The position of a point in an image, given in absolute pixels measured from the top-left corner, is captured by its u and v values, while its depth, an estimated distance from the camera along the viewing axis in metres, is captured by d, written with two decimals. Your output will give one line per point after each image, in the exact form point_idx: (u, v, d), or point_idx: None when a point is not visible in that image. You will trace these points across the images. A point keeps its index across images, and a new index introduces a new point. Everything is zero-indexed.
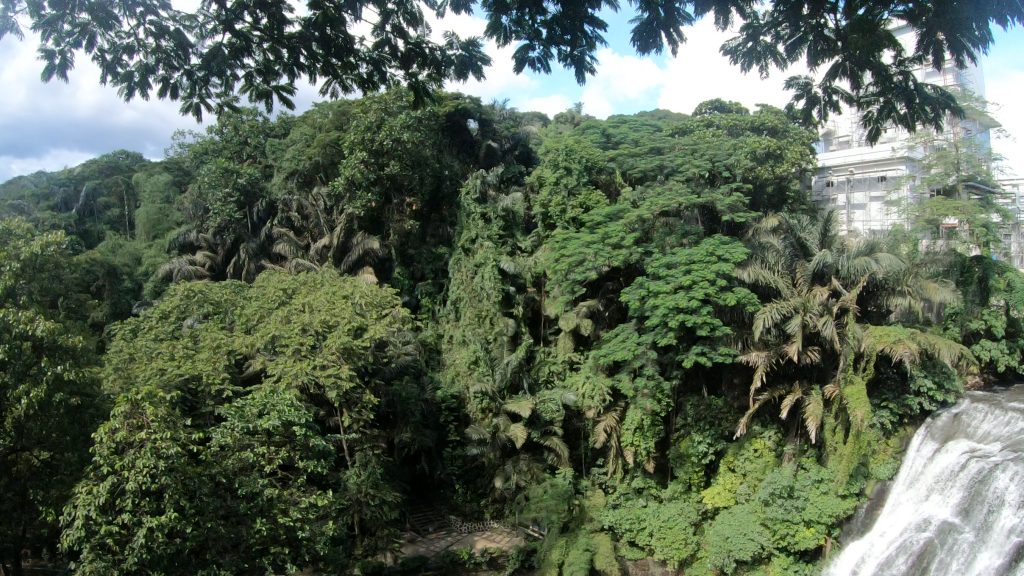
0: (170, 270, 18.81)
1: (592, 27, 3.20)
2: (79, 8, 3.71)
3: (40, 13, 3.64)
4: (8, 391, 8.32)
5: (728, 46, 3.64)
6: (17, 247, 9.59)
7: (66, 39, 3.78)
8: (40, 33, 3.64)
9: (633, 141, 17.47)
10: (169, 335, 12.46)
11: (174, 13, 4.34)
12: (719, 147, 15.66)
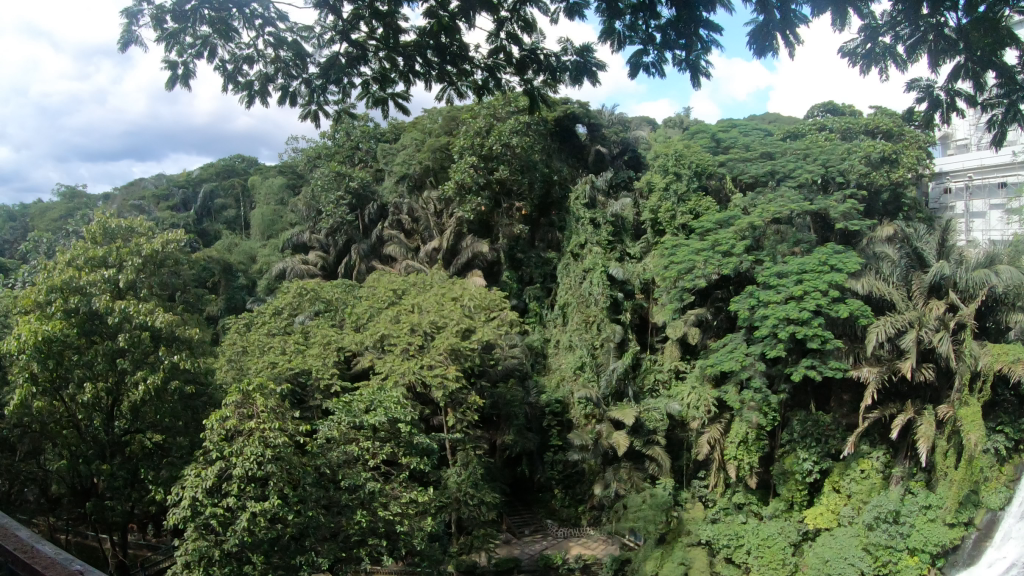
0: (284, 270, 19.62)
1: (708, 31, 3.19)
2: (201, 22, 3.88)
3: (165, 27, 3.88)
4: (128, 377, 8.94)
5: (844, 48, 3.52)
6: (140, 244, 10.16)
7: (190, 51, 4.02)
8: (165, 45, 3.88)
9: (744, 147, 17.25)
10: (281, 331, 12.95)
11: (292, 23, 4.52)
12: (832, 152, 15.32)
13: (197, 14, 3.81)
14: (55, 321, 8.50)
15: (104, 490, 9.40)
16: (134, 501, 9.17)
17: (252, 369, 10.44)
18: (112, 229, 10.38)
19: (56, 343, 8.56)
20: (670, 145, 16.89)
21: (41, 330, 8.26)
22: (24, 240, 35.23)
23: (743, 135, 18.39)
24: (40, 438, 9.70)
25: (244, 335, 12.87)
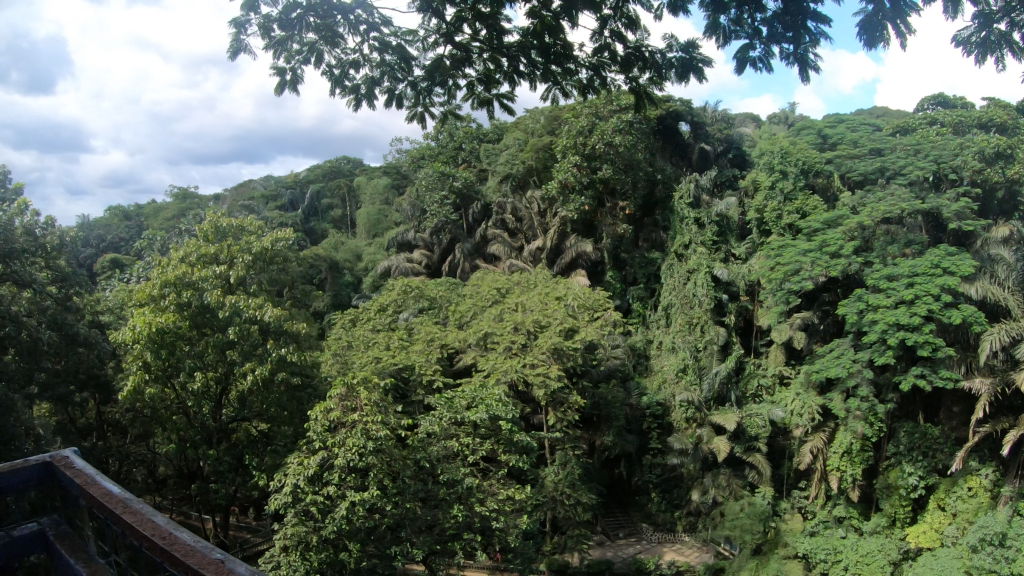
0: (390, 267, 20.14)
1: (816, 23, 3.00)
2: (307, 30, 4.06)
3: (273, 35, 4.07)
4: (237, 368, 9.35)
5: (957, 37, 3.38)
6: (251, 242, 10.58)
7: (297, 56, 4.19)
8: (273, 53, 4.07)
9: (851, 142, 16.78)
10: (386, 326, 13.30)
11: (395, 29, 4.65)
12: (946, 147, 14.49)
13: (303, 21, 3.97)
14: (168, 314, 8.97)
15: (209, 474, 9.77)
16: (239, 485, 9.49)
17: (357, 363, 10.75)
18: (224, 228, 10.87)
19: (168, 334, 9.01)
20: (776, 142, 16.59)
21: (155, 322, 8.72)
22: (138, 239, 37.02)
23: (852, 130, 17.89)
24: (152, 423, 10.18)
25: (349, 330, 13.31)
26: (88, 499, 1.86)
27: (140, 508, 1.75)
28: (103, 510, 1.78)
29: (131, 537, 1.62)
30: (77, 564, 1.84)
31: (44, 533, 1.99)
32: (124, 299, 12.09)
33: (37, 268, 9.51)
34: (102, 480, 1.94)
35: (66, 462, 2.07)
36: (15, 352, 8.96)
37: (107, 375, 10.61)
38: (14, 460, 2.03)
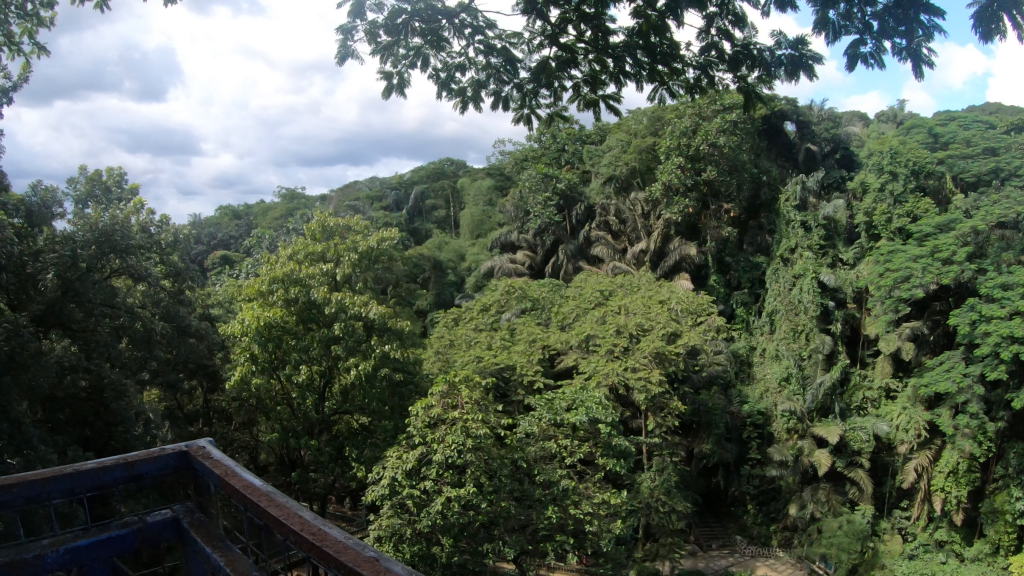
0: (493, 266, 20.45)
1: (929, 15, 2.87)
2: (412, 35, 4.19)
3: (379, 41, 4.23)
4: (342, 363, 9.56)
5: None
6: (357, 241, 10.87)
7: (403, 61, 4.33)
8: (379, 58, 4.23)
9: (963, 141, 16.39)
10: (488, 326, 13.46)
11: (500, 32, 4.76)
12: None
13: (407, 26, 4.09)
14: (276, 309, 9.39)
15: (310, 463, 10.05)
16: (336, 475, 9.71)
17: (459, 362, 10.93)
18: (330, 228, 11.24)
19: (275, 328, 9.43)
20: (884, 141, 16.02)
21: (263, 317, 9.16)
22: (249, 236, 38.44)
23: (964, 128, 17.46)
24: (256, 412, 10.53)
25: (451, 329, 13.52)
26: (226, 489, 1.93)
27: (285, 501, 1.75)
28: (246, 502, 1.79)
29: (279, 530, 1.61)
30: (216, 553, 1.86)
31: (179, 518, 2.11)
32: (234, 293, 12.55)
33: (151, 262, 9.98)
34: (241, 472, 2.01)
35: (203, 451, 2.17)
36: (130, 343, 9.36)
37: (215, 365, 11.07)
38: (154, 449, 2.16)
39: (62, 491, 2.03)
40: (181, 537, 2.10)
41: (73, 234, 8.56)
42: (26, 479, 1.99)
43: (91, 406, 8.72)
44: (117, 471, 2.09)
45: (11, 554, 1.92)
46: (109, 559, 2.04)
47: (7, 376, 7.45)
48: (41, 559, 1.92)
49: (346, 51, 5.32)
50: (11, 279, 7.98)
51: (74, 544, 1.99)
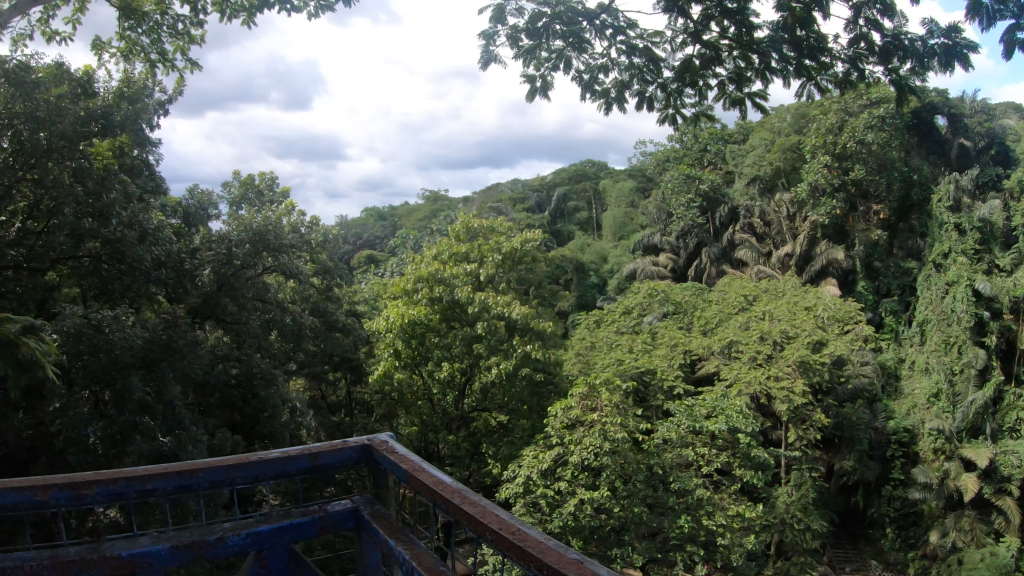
0: (635, 270, 21.35)
1: None
2: (556, 39, 4.22)
3: (522, 46, 4.28)
4: (484, 361, 9.72)
5: None
6: (502, 242, 10.97)
7: (547, 64, 4.35)
8: (523, 61, 4.28)
9: None
10: (629, 329, 13.52)
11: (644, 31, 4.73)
12: None
13: (548, 29, 4.13)
14: (421, 307, 9.87)
15: (446, 457, 10.25)
16: (473, 470, 9.92)
17: (600, 364, 10.93)
18: (475, 229, 11.43)
19: (419, 325, 9.89)
20: None
21: (407, 314, 9.68)
22: (392, 236, 40.05)
23: None
24: (397, 406, 10.63)
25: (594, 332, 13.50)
26: (412, 482, 1.88)
27: (477, 498, 1.69)
28: (438, 498, 1.73)
29: (475, 528, 1.57)
30: (400, 545, 1.83)
31: (359, 508, 2.06)
32: (379, 291, 13.06)
33: (303, 261, 10.50)
34: (426, 465, 1.95)
35: (387, 444, 2.13)
36: (280, 334, 10.09)
37: (358, 360, 11.54)
38: (336, 439, 2.12)
39: (248, 477, 2.00)
40: (359, 528, 2.07)
41: (229, 233, 9.29)
42: (212, 463, 1.96)
43: (241, 392, 9.45)
44: (301, 459, 2.05)
45: (195, 534, 1.93)
46: (287, 545, 2.02)
47: (163, 362, 8.28)
48: (223, 542, 1.91)
49: (490, 56, 5.46)
50: (170, 274, 8.79)
51: (257, 528, 1.98)
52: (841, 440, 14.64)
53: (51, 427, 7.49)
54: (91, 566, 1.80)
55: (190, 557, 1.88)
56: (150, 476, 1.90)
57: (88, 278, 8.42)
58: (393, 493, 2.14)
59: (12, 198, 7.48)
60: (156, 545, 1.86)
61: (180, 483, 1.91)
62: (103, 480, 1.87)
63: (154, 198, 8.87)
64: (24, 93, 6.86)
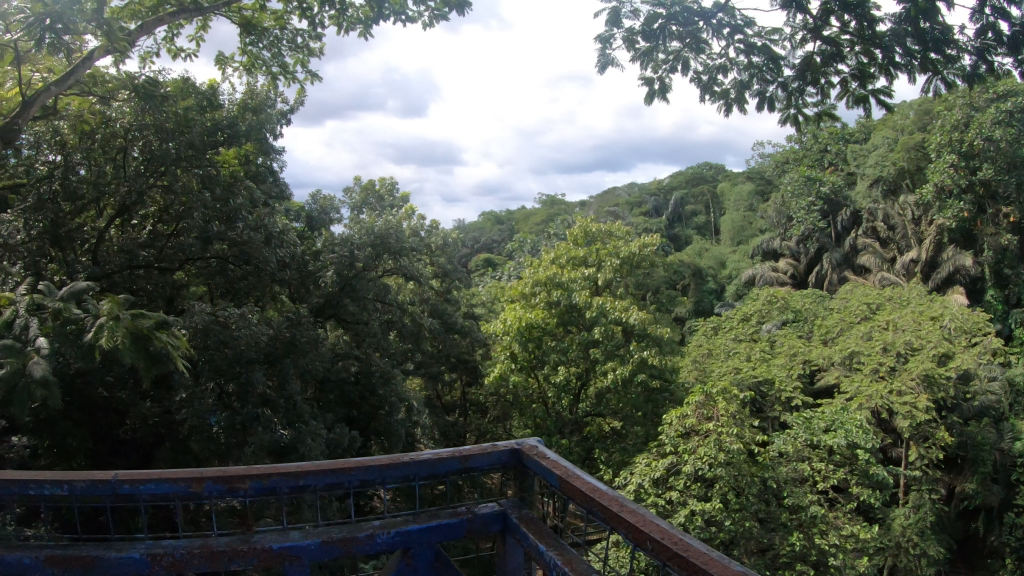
0: (753, 275, 23.01)
1: None
2: (671, 39, 4.10)
3: (638, 47, 4.17)
4: (599, 366, 9.61)
5: None
6: (619, 247, 10.87)
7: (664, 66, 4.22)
8: (639, 63, 4.18)
9: None
10: (748, 337, 13.31)
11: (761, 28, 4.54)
12: None
13: (664, 30, 4.04)
14: (538, 311, 9.93)
15: None
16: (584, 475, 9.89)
17: (716, 371, 10.69)
18: (592, 233, 11.30)
19: (536, 328, 10.00)
20: None
21: (523, 317, 9.82)
22: (509, 241, 41.08)
23: None
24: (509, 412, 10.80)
25: (712, 336, 13.77)
26: (567, 489, 2.03)
27: (635, 507, 1.81)
28: (594, 506, 1.87)
29: (633, 536, 1.69)
30: (551, 550, 1.96)
31: (505, 512, 2.23)
32: (497, 293, 13.43)
33: (422, 263, 10.81)
34: (580, 474, 2.09)
35: (534, 452, 2.30)
36: (398, 334, 10.43)
37: (474, 361, 11.89)
38: (485, 444, 2.30)
39: (397, 476, 2.19)
40: (505, 530, 2.21)
41: (351, 237, 9.71)
42: (364, 463, 2.16)
43: (360, 389, 10.04)
44: (451, 462, 2.22)
45: (346, 530, 2.10)
46: (433, 544, 2.17)
47: (286, 358, 8.98)
48: (372, 539, 2.08)
49: (605, 60, 5.39)
50: (294, 275, 9.31)
51: (405, 528, 2.14)
52: (965, 461, 13.75)
53: (177, 416, 7.95)
54: (242, 556, 1.98)
55: (340, 551, 2.04)
56: (303, 473, 2.10)
57: (216, 277, 9.01)
58: (535, 499, 2.29)
59: (143, 204, 8.19)
60: (306, 540, 2.03)
61: (331, 480, 2.12)
62: (258, 475, 2.08)
63: (276, 202, 9.46)
64: (153, 108, 7.44)
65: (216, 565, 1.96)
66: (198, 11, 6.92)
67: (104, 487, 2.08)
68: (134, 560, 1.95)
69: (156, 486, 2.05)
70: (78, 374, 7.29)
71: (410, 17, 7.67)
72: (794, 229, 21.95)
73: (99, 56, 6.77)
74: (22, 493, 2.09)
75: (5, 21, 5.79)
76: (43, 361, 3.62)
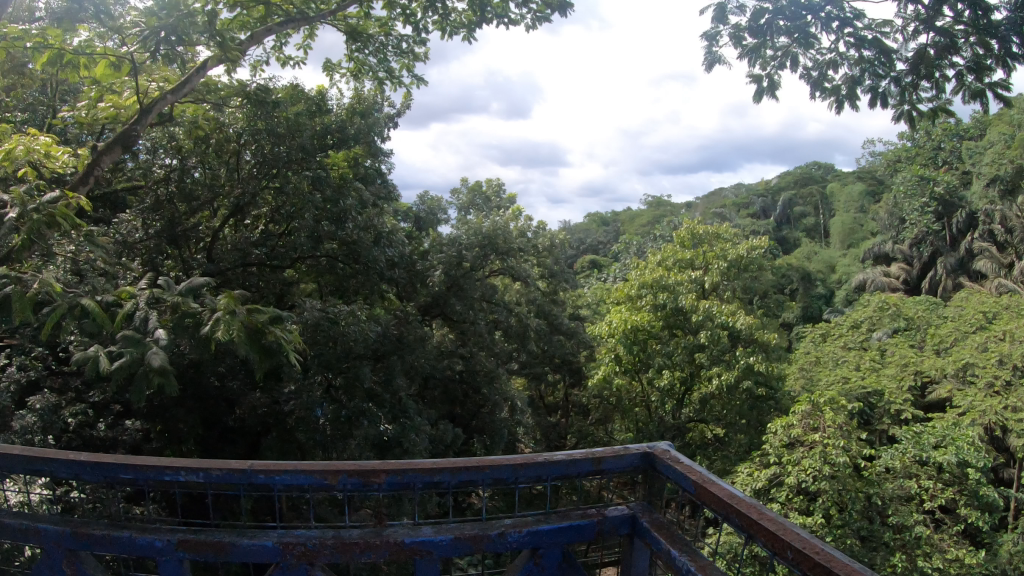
0: (864, 279, 26.23)
1: None
2: (779, 34, 3.93)
3: (744, 44, 4.00)
4: (704, 370, 9.96)
5: None
6: (728, 250, 11.46)
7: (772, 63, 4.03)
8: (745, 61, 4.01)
9: None
10: (857, 348, 12.99)
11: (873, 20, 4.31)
12: None
13: (772, 26, 3.88)
14: (644, 313, 10.33)
15: None
16: None
17: (824, 381, 10.50)
18: (700, 235, 12.02)
19: (640, 331, 10.40)
20: None
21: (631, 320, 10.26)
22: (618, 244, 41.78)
23: None
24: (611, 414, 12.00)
25: (820, 346, 14.58)
26: (703, 495, 2.17)
27: (773, 516, 1.96)
28: (731, 512, 2.02)
29: (773, 545, 1.84)
30: (684, 554, 2.11)
31: (635, 515, 2.38)
32: (602, 295, 13.69)
33: (530, 264, 10.78)
34: (714, 481, 2.23)
35: (665, 456, 2.43)
36: (504, 334, 10.53)
37: (577, 363, 12.14)
38: (617, 448, 2.43)
39: (529, 478, 2.32)
40: (634, 533, 2.38)
41: (459, 237, 9.71)
42: (499, 462, 2.28)
43: (464, 387, 10.33)
44: (585, 464, 2.36)
45: (478, 529, 2.25)
46: (562, 545, 2.31)
47: (393, 354, 9.13)
48: (503, 538, 2.23)
49: (713, 57, 5.23)
50: (403, 275, 9.59)
51: (536, 528, 2.28)
52: None
53: (285, 406, 8.31)
54: (374, 549, 2.15)
55: (470, 548, 2.20)
56: (440, 470, 2.22)
57: (326, 275, 9.41)
58: (661, 503, 2.46)
59: (257, 204, 8.59)
60: (438, 536, 2.19)
61: (466, 478, 2.25)
62: (393, 471, 2.20)
63: (386, 204, 9.82)
64: (265, 113, 7.89)
65: (348, 555, 2.15)
66: (305, 20, 7.41)
67: (239, 477, 2.20)
68: (267, 547, 2.14)
69: (292, 479, 2.19)
70: (192, 366, 7.74)
71: (511, 19, 7.69)
72: (908, 230, 25.31)
73: (212, 66, 7.14)
74: (156, 478, 2.24)
75: (121, 35, 6.16)
76: (161, 351, 3.89)
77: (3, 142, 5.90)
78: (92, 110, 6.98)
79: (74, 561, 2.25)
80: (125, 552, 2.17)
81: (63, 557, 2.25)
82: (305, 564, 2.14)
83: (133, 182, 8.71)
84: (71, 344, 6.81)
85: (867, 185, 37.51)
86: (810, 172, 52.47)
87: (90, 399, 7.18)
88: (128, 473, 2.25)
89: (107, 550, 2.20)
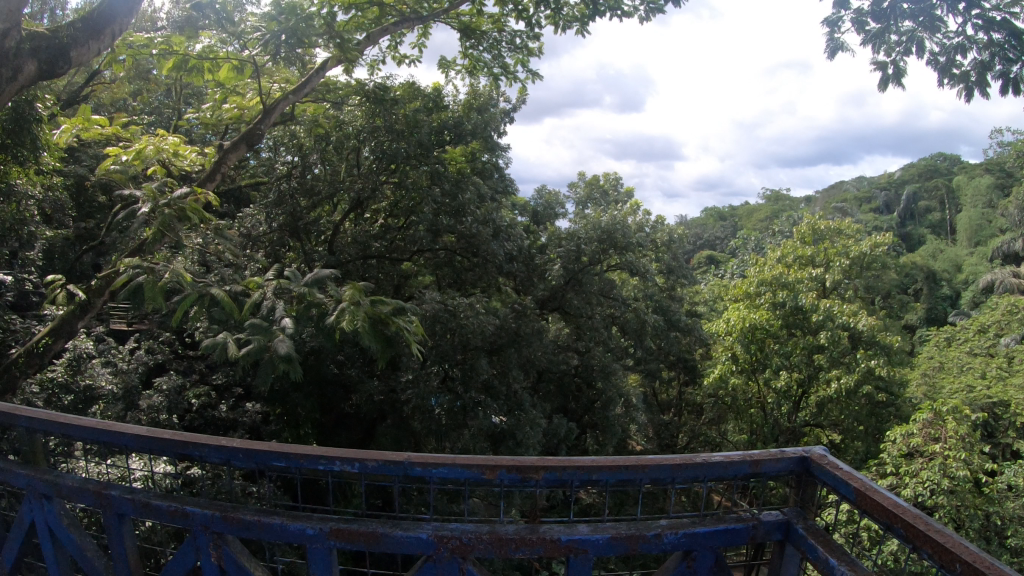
0: (993, 281, 25.87)
1: None
2: (903, 16, 3.54)
3: (867, 30, 3.63)
4: (825, 372, 10.81)
5: None
6: (852, 247, 12.21)
7: (897, 49, 3.64)
8: (867, 48, 3.63)
9: None
10: (984, 354, 12.57)
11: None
12: None
13: (894, 9, 3.50)
14: (763, 313, 11.46)
15: None
16: None
17: (947, 389, 10.53)
18: (821, 230, 12.91)
19: (761, 331, 11.55)
20: None
21: (747, 318, 11.43)
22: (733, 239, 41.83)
23: None
24: (727, 411, 13.06)
25: (946, 349, 14.14)
26: (863, 502, 2.02)
27: (943, 527, 1.80)
28: (893, 521, 1.88)
29: (942, 558, 1.69)
30: (844, 564, 1.98)
31: (790, 522, 2.26)
32: (718, 292, 13.55)
33: (646, 259, 10.59)
34: (878, 488, 2.07)
35: (825, 460, 2.28)
36: (621, 329, 10.49)
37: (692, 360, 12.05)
38: (775, 450, 2.29)
39: (686, 478, 2.21)
40: (787, 538, 2.26)
41: (578, 232, 9.68)
42: (658, 461, 2.17)
43: (578, 381, 10.32)
44: (742, 466, 2.24)
45: (633, 528, 2.16)
46: (715, 548, 2.21)
47: (510, 347, 9.05)
48: (659, 539, 2.13)
49: (836, 44, 4.96)
50: (521, 268, 9.65)
51: (692, 530, 2.18)
52: None
53: (403, 394, 8.45)
54: (529, 545, 2.06)
55: (626, 548, 2.11)
56: (598, 468, 2.14)
57: (445, 267, 9.55)
58: (816, 510, 2.32)
59: (376, 198, 8.82)
60: (595, 535, 2.10)
61: (626, 477, 2.15)
62: (554, 468, 2.14)
63: (504, 197, 9.93)
64: (386, 109, 8.08)
65: (503, 552, 2.05)
66: (418, 21, 7.61)
67: (396, 468, 2.14)
68: (421, 540, 2.06)
69: (448, 472, 2.12)
70: (312, 354, 8.05)
71: (623, 10, 7.55)
72: None
73: (329, 66, 7.38)
74: (309, 467, 2.20)
75: (243, 39, 6.44)
76: (285, 339, 3.93)
77: (134, 143, 6.23)
78: (217, 111, 7.49)
79: (219, 544, 2.22)
80: (277, 539, 2.11)
81: (209, 540, 2.23)
82: (459, 558, 2.05)
83: (256, 178, 9.32)
84: (200, 330, 7.20)
85: (995, 176, 36.06)
86: (946, 164, 50.38)
87: (213, 381, 7.67)
88: (282, 461, 2.22)
89: (257, 536, 2.15)
